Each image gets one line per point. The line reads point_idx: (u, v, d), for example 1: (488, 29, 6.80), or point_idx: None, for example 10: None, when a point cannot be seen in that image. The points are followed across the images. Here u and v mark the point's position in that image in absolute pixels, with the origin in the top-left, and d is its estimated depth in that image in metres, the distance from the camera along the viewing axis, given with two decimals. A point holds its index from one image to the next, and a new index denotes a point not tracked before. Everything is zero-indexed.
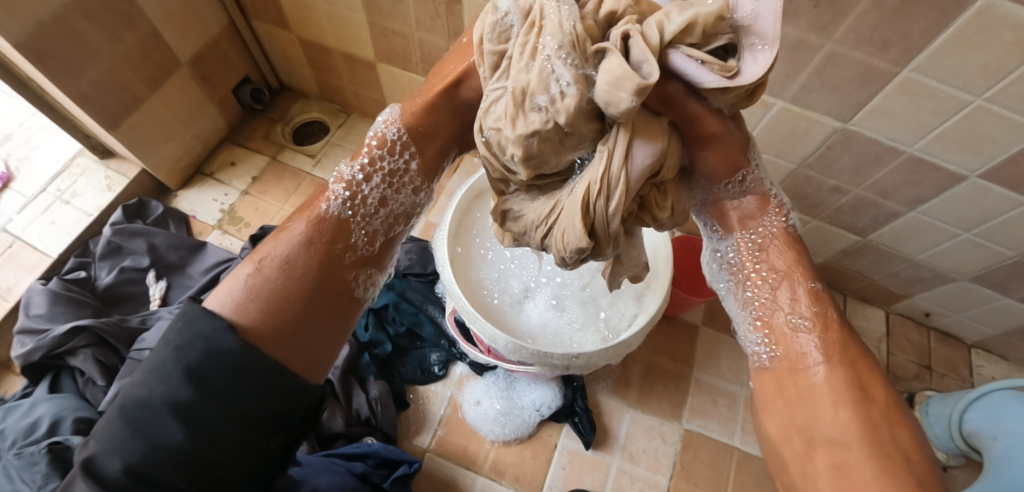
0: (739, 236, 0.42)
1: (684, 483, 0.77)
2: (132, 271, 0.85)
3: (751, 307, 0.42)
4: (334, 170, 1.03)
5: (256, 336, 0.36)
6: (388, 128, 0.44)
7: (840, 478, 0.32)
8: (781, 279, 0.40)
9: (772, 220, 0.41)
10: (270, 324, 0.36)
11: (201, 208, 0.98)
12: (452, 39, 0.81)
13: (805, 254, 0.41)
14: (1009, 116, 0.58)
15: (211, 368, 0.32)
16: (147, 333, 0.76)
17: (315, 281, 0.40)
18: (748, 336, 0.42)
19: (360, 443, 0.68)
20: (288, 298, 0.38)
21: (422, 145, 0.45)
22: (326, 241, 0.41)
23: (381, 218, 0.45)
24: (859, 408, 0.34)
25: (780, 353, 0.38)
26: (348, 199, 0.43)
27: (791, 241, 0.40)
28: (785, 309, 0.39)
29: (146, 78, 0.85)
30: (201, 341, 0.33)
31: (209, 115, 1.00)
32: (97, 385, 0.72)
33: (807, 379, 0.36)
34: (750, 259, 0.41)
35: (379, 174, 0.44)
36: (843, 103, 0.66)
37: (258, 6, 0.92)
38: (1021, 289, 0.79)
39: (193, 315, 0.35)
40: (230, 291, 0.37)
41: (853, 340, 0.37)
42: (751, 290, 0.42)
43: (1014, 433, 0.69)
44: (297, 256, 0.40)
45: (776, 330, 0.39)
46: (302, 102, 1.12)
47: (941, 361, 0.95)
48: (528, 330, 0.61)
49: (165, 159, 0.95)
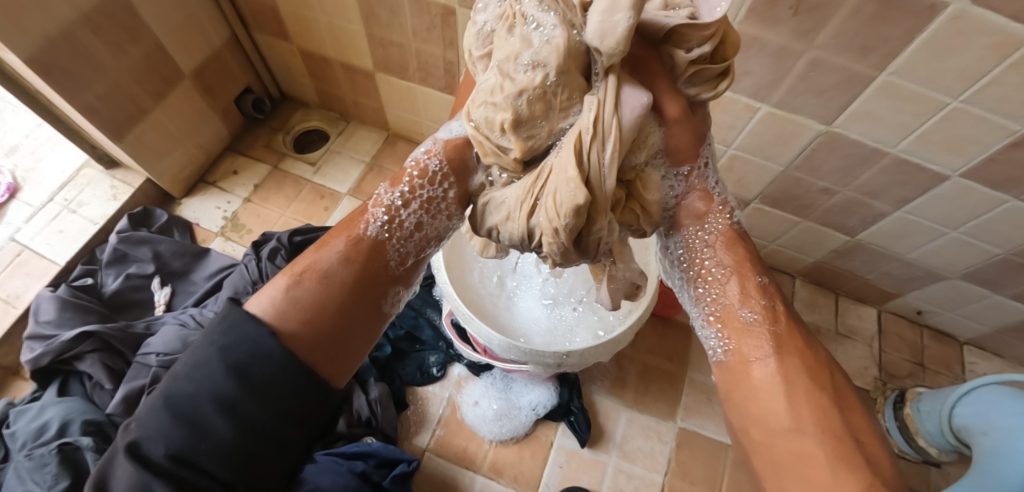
0: (687, 231, 0.41)
1: (680, 482, 0.79)
2: (138, 277, 0.87)
3: (704, 303, 0.40)
4: (334, 177, 1.05)
5: (298, 345, 0.35)
6: (430, 158, 0.41)
7: (804, 471, 0.31)
8: (731, 277, 0.39)
9: (717, 217, 0.41)
10: (308, 336, 0.35)
11: (204, 215, 1.00)
12: (448, 48, 0.83)
13: (749, 248, 0.40)
14: (988, 118, 0.60)
15: (255, 369, 0.33)
16: (152, 338, 0.78)
17: (348, 301, 0.37)
18: (703, 331, 0.40)
19: (360, 442, 0.70)
20: (322, 312, 0.35)
21: (461, 176, 0.42)
22: (363, 262, 0.37)
23: (415, 242, 0.41)
24: (808, 397, 0.33)
25: (732, 350, 0.37)
26: (385, 223, 0.39)
27: (735, 236, 0.40)
28: (738, 304, 0.38)
29: (151, 90, 0.87)
30: (247, 342, 0.34)
31: (212, 125, 1.03)
32: (105, 388, 0.74)
33: (758, 373, 0.35)
34: (698, 253, 0.40)
35: (418, 201, 0.41)
36: (827, 106, 0.68)
37: (259, 18, 0.94)
38: (1011, 287, 0.79)
39: (237, 320, 0.35)
40: (268, 300, 0.36)
41: (799, 329, 0.37)
42: (701, 288, 0.40)
43: (1002, 428, 0.69)
44: (331, 273, 0.37)
45: (729, 324, 0.38)
46: (302, 111, 1.15)
47: (935, 359, 0.94)
48: (522, 329, 0.63)
49: (169, 168, 0.97)
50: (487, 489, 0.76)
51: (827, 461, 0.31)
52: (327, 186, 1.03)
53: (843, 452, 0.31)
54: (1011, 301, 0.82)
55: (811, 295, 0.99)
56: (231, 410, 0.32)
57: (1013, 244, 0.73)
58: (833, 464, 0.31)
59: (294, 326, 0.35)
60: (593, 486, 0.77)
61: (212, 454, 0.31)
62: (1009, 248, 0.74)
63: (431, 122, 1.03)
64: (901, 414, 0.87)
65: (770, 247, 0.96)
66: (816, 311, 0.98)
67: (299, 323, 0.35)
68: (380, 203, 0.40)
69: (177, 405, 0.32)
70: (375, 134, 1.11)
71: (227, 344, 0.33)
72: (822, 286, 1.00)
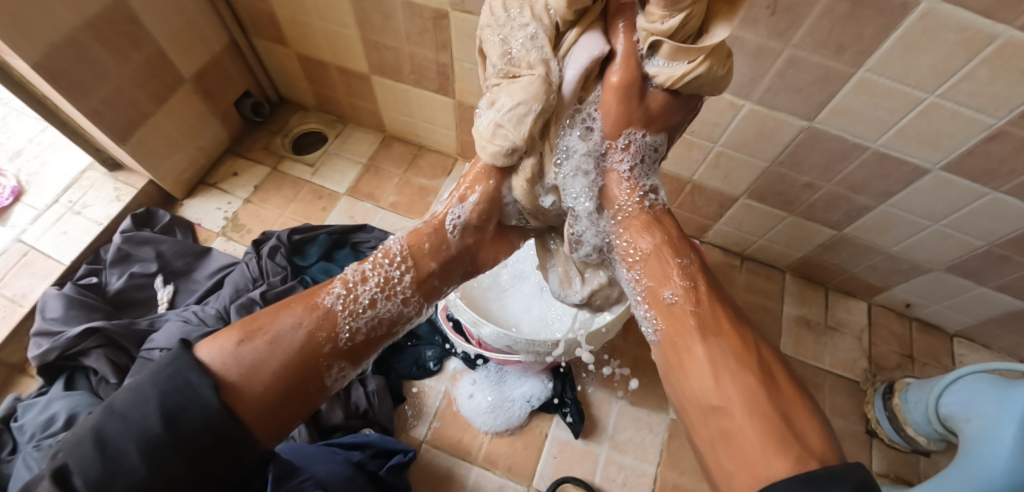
0: (613, 218, 0.49)
1: (670, 471, 0.80)
2: (141, 276, 0.89)
3: (635, 286, 0.46)
4: (331, 178, 1.07)
5: (237, 395, 0.35)
6: (393, 244, 0.48)
7: (733, 443, 0.33)
8: (652, 259, 0.45)
9: (635, 203, 0.49)
10: (250, 386, 0.36)
11: (205, 216, 1.02)
12: (440, 51, 0.86)
13: (667, 231, 0.47)
14: (962, 112, 0.61)
15: (188, 412, 0.32)
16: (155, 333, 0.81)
17: (292, 362, 0.39)
18: (641, 314, 0.45)
19: (358, 434, 0.72)
20: (267, 365, 0.37)
21: (420, 262, 0.48)
22: (313, 329, 0.41)
23: (367, 319, 0.45)
24: (734, 371, 0.36)
25: (665, 333, 0.41)
26: (342, 296, 0.44)
27: (649, 219, 0.47)
28: (662, 285, 0.43)
29: (152, 95, 0.90)
30: (185, 385, 0.33)
31: (212, 128, 1.05)
32: (109, 383, 0.76)
33: (689, 355, 0.39)
34: (623, 238, 0.47)
35: (373, 281, 0.46)
36: (807, 103, 0.70)
37: (257, 24, 0.97)
38: (995, 278, 0.80)
39: (184, 363, 0.34)
40: (219, 346, 0.37)
41: (724, 310, 0.40)
42: (631, 270, 0.47)
43: (984, 413, 0.70)
44: (284, 334, 0.40)
45: (657, 305, 0.43)
46: (301, 114, 1.17)
47: (924, 350, 0.95)
48: (513, 320, 0.65)
49: (171, 171, 1.00)
50: (482, 479, 0.78)
51: (755, 432, 0.32)
52: (325, 187, 1.05)
53: (772, 423, 0.33)
54: (996, 293, 0.83)
55: (801, 289, 1.01)
56: (158, 452, 0.30)
57: (993, 236, 0.75)
58: (761, 434, 0.32)
59: (238, 373, 0.36)
60: (585, 476, 0.79)
61: None
62: (990, 240, 0.76)
63: (426, 124, 1.05)
64: (889, 404, 0.87)
65: (759, 242, 0.98)
66: (806, 305, 0.99)
67: (240, 367, 0.36)
68: (339, 282, 0.46)
69: (104, 441, 0.30)
70: (371, 136, 1.13)
71: (168, 387, 0.32)
72: (811, 280, 1.02)
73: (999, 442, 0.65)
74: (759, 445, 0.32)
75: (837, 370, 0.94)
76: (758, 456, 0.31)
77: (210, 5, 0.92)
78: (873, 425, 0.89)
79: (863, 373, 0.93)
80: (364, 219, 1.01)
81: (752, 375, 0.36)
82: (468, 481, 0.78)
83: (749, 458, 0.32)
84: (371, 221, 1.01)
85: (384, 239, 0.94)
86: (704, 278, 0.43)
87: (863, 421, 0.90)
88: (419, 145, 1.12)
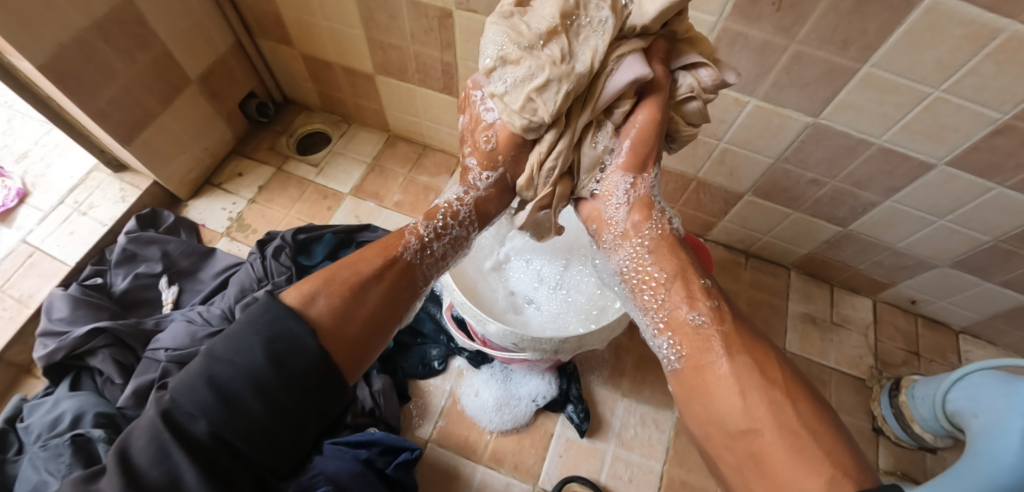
0: (633, 244, 0.50)
1: (677, 468, 0.80)
2: (146, 276, 0.89)
3: (653, 311, 0.47)
4: (336, 177, 1.07)
5: (327, 337, 0.39)
6: (459, 205, 0.53)
7: (762, 463, 0.36)
8: (670, 283, 0.46)
9: (655, 226, 0.51)
10: (338, 330, 0.39)
11: (210, 216, 1.02)
12: (445, 50, 0.86)
13: (684, 255, 0.49)
14: (967, 106, 0.61)
15: (284, 359, 0.35)
16: (161, 334, 0.81)
17: (377, 303, 0.44)
18: (658, 340, 0.47)
19: (364, 431, 0.71)
20: (356, 310, 0.42)
21: (483, 221, 0.55)
22: (394, 279, 0.46)
23: (436, 268, 0.52)
24: (761, 390, 0.38)
25: (687, 357, 0.43)
26: (417, 249, 0.49)
27: (670, 243, 0.49)
28: (685, 308, 0.44)
29: (159, 95, 0.90)
30: (267, 335, 0.36)
31: (218, 129, 1.06)
32: (115, 383, 0.76)
33: (714, 374, 0.40)
34: (643, 264, 0.49)
35: (443, 236, 0.52)
36: (812, 98, 0.70)
37: (262, 25, 0.97)
38: (1000, 274, 0.81)
39: (280, 312, 0.37)
40: (306, 297, 0.40)
41: (745, 329, 0.42)
42: (651, 297, 0.47)
43: (993, 410, 0.70)
44: (366, 283, 0.44)
45: (679, 330, 0.44)
46: (305, 114, 1.17)
47: (930, 347, 0.95)
48: (519, 317, 0.65)
49: (176, 171, 1.00)
50: (489, 478, 0.78)
51: (788, 449, 0.35)
52: (330, 187, 1.06)
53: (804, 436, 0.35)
54: (1002, 288, 0.82)
55: (806, 286, 1.01)
56: (270, 391, 0.33)
57: (999, 230, 0.75)
58: (791, 448, 0.35)
59: (330, 324, 0.39)
60: (592, 473, 0.79)
61: (246, 429, 0.33)
62: (997, 235, 0.75)
63: (431, 123, 1.05)
64: (895, 401, 0.86)
65: (764, 239, 0.98)
66: (811, 302, 0.99)
67: (341, 315, 0.40)
68: (414, 234, 0.50)
69: (224, 380, 0.33)
70: (376, 135, 1.13)
71: (271, 334, 0.36)
72: (816, 277, 1.01)
73: (1010, 434, 0.65)
74: (792, 462, 0.34)
75: (843, 367, 0.93)
76: (794, 479, 0.33)
77: (216, 6, 0.93)
78: (879, 423, 0.89)
79: (869, 370, 0.93)
80: (369, 218, 1.01)
81: (776, 392, 0.38)
82: (475, 479, 0.78)
83: (785, 472, 0.34)
84: (376, 220, 1.01)
85: None
86: (722, 300, 0.45)
87: (869, 419, 0.90)
88: (423, 144, 1.12)
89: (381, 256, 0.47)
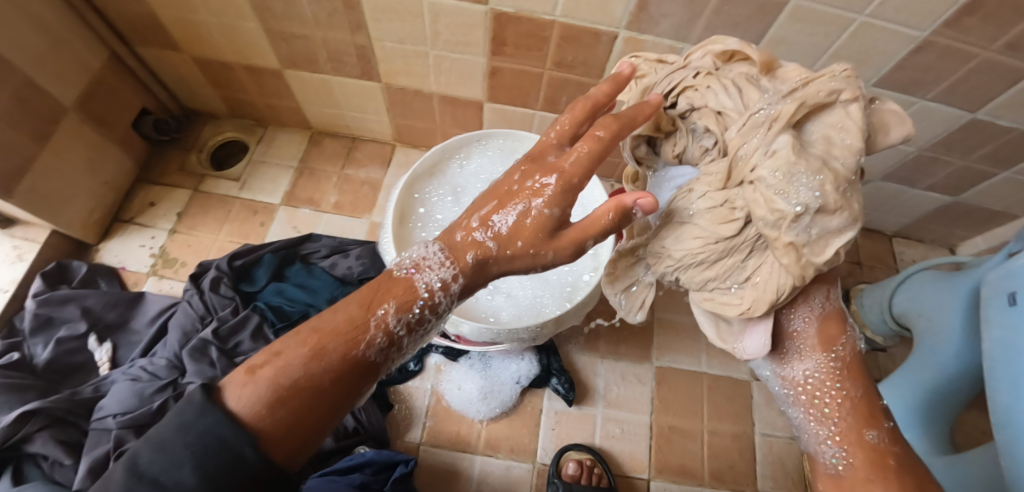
0: (821, 358, 0.43)
1: (664, 415, 0.84)
2: (70, 340, 0.80)
3: (829, 423, 0.43)
4: (263, 189, 0.98)
5: (267, 435, 0.31)
6: (432, 273, 0.37)
7: None
8: (853, 406, 0.42)
9: (826, 302, 0.43)
10: (279, 429, 0.31)
11: (129, 257, 0.92)
12: (356, 33, 0.79)
13: (854, 352, 0.43)
14: (890, 28, 0.62)
15: (214, 471, 0.28)
16: (104, 399, 0.74)
17: (336, 383, 0.34)
18: (823, 446, 0.44)
19: (353, 455, 0.70)
20: (308, 401, 0.32)
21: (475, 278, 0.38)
22: (357, 355, 0.34)
23: (421, 333, 0.38)
24: (904, 473, 0.40)
25: (891, 450, 0.41)
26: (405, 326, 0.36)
27: (841, 317, 0.43)
28: (868, 427, 0.41)
29: (32, 133, 0.77)
30: (197, 437, 0.29)
31: (112, 157, 0.92)
32: (66, 464, 0.70)
33: (848, 472, 0.42)
34: (830, 380, 0.42)
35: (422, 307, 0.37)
36: (744, 37, 0.68)
37: (138, 30, 0.84)
38: (924, 179, 0.87)
39: (213, 417, 0.30)
40: (240, 391, 0.32)
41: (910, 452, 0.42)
42: (812, 403, 0.44)
43: (936, 310, 0.76)
44: (317, 365, 0.33)
45: (859, 448, 0.41)
46: (212, 124, 1.05)
47: (869, 255, 1.01)
48: (491, 307, 0.63)
49: (77, 214, 0.88)
50: (488, 466, 0.79)
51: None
52: (259, 200, 0.97)
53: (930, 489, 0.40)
54: (925, 191, 0.89)
55: None
56: None
57: (922, 140, 0.79)
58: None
59: (270, 427, 0.31)
60: (586, 439, 0.82)
61: None
62: (920, 144, 0.80)
63: (355, 113, 0.97)
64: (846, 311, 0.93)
65: None
66: None
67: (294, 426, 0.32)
68: (383, 325, 0.35)
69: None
70: (297, 135, 1.03)
71: (203, 449, 0.29)
72: None
73: (955, 328, 0.72)
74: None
75: None
76: None
77: (74, 15, 0.78)
78: None
79: None
80: (308, 227, 0.94)
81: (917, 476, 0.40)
82: (474, 470, 0.78)
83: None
84: (317, 227, 0.94)
85: (335, 246, 0.89)
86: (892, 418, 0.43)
87: None
88: (353, 137, 1.04)
89: (340, 345, 0.34)
